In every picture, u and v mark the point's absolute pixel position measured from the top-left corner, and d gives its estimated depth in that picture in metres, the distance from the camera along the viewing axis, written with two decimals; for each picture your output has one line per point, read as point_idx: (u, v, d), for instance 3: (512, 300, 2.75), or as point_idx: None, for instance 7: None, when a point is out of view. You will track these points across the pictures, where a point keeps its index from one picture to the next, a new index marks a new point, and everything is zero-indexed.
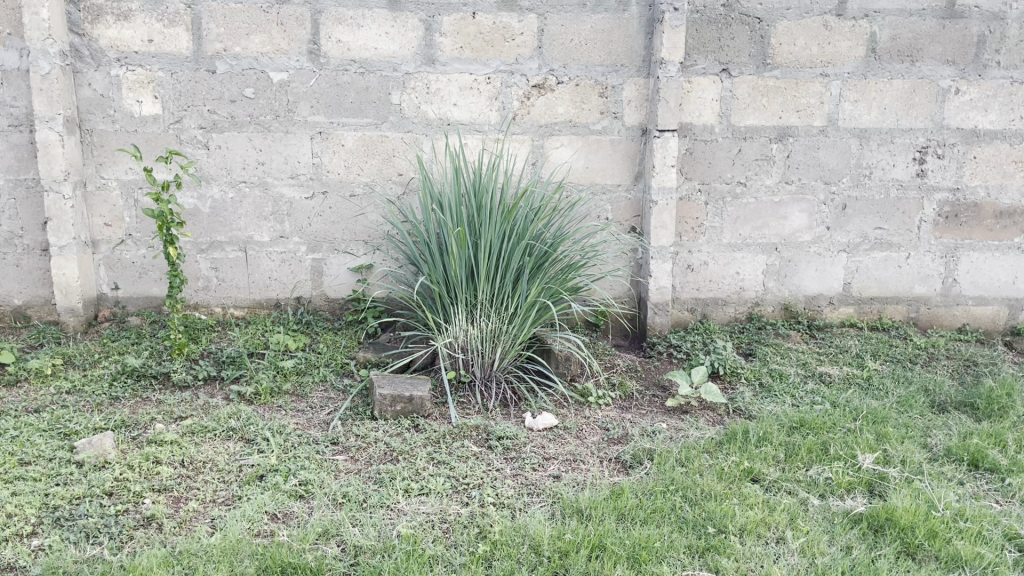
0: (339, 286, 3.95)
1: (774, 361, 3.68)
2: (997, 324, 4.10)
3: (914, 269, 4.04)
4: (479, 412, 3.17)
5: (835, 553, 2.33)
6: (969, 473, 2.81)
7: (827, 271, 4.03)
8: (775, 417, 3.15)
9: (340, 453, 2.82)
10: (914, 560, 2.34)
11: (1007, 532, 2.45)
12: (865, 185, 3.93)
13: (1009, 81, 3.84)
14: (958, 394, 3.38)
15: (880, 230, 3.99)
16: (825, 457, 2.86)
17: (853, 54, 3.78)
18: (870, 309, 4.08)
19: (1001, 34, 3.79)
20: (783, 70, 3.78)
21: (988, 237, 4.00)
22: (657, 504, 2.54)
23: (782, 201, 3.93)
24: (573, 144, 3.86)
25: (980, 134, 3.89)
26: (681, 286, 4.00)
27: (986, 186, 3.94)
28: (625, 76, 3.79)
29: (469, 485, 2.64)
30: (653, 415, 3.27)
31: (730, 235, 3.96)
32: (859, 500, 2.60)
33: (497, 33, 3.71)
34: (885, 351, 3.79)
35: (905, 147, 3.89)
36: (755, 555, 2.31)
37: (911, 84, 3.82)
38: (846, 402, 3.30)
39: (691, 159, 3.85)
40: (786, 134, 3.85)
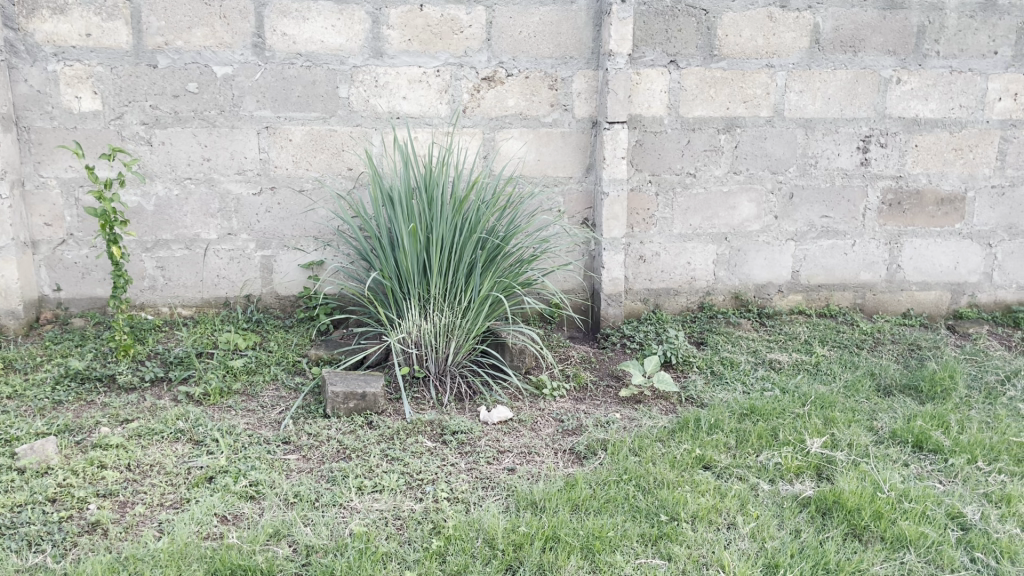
0: (289, 284, 3.90)
1: (725, 349, 3.72)
2: (939, 308, 4.21)
3: (860, 256, 4.12)
4: (434, 408, 3.16)
5: (785, 536, 2.38)
6: (913, 454, 2.88)
7: (775, 259, 4.09)
8: (726, 404, 3.19)
9: (292, 452, 2.79)
10: (861, 541, 2.40)
11: (949, 512, 2.52)
12: (811, 174, 3.99)
13: (948, 70, 3.92)
14: (902, 378, 3.46)
15: (827, 218, 4.06)
16: (774, 442, 2.91)
17: (797, 44, 3.83)
18: (818, 296, 4.16)
19: (940, 25, 3.87)
20: (729, 61, 3.82)
21: (930, 224, 4.09)
22: (611, 494, 2.56)
23: (731, 191, 3.98)
24: (524, 137, 3.86)
25: (921, 123, 3.97)
26: (634, 277, 4.03)
27: (928, 174, 4.03)
28: (574, 68, 3.79)
29: (423, 480, 2.63)
30: (607, 405, 3.29)
31: (681, 225, 4.00)
32: (808, 484, 2.65)
33: (445, 25, 3.68)
34: (833, 337, 3.86)
35: (849, 136, 3.96)
36: (707, 541, 2.34)
37: (853, 74, 3.88)
38: (795, 388, 3.35)
39: (641, 151, 3.88)
40: (733, 125, 3.90)
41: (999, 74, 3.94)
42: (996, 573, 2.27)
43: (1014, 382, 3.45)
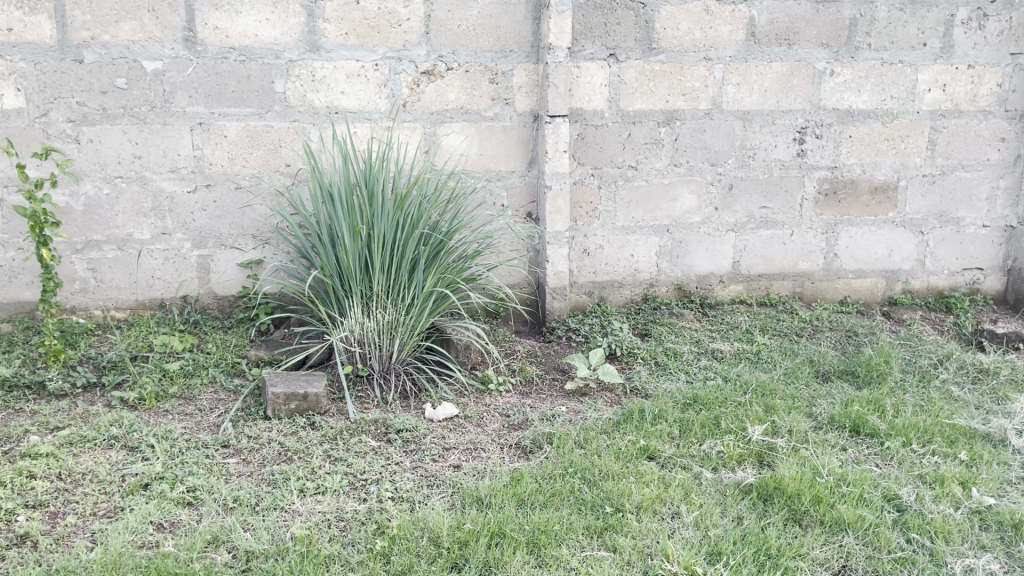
0: (228, 284, 3.82)
1: (669, 340, 3.76)
2: (875, 295, 4.31)
3: (798, 245, 4.19)
4: (378, 406, 3.12)
5: (727, 524, 2.41)
6: (851, 438, 2.95)
7: (716, 250, 4.14)
8: (669, 395, 3.23)
9: (231, 456, 2.72)
10: (801, 525, 2.44)
11: (886, 494, 2.58)
12: (749, 166, 4.05)
13: (879, 62, 4.00)
14: (840, 364, 3.54)
15: (765, 209, 4.12)
16: (717, 431, 2.94)
17: (733, 37, 3.88)
18: (758, 286, 4.22)
19: (870, 17, 3.95)
20: (668, 54, 3.84)
21: (865, 213, 4.19)
22: (557, 488, 2.56)
23: (672, 183, 4.01)
24: (466, 131, 3.83)
25: (854, 114, 4.05)
26: (578, 270, 4.03)
27: (862, 164, 4.12)
28: (514, 61, 3.78)
29: (367, 481, 2.59)
30: (553, 399, 3.29)
31: (624, 218, 4.02)
32: (749, 471, 2.68)
33: (383, 19, 3.63)
34: (773, 325, 3.93)
35: (785, 128, 4.03)
36: (651, 531, 2.36)
37: (789, 67, 3.95)
38: (736, 377, 3.40)
39: (583, 144, 3.88)
40: (673, 118, 3.93)
41: (928, 65, 4.03)
42: (931, 552, 2.34)
43: (946, 366, 3.55)
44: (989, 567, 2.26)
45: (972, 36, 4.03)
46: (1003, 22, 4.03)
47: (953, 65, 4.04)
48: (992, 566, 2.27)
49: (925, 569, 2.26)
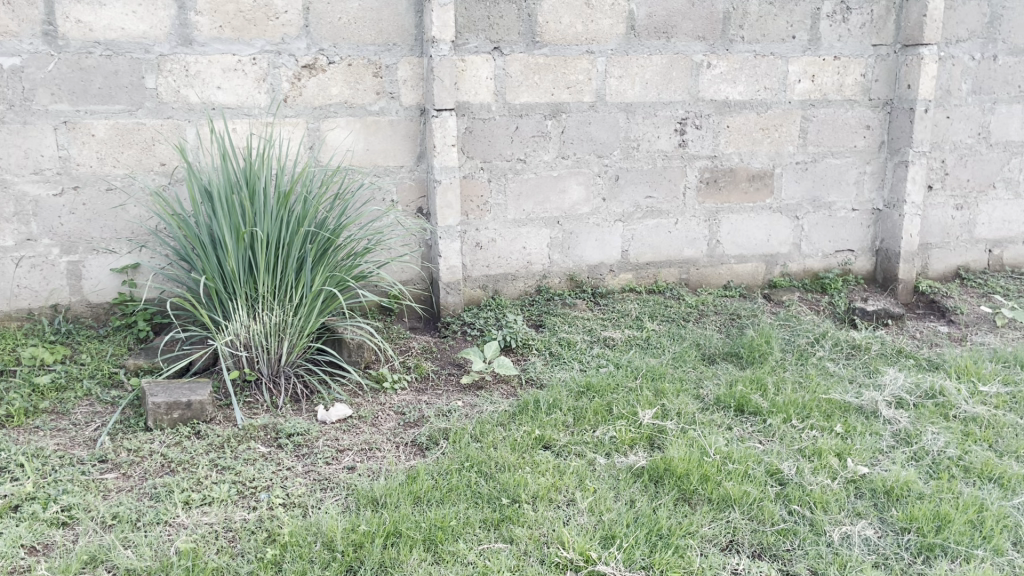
0: (102, 290, 3.62)
1: (562, 330, 3.80)
2: (756, 279, 4.49)
3: (682, 233, 4.32)
4: (268, 411, 3.03)
5: (620, 507, 2.46)
6: (736, 418, 3.06)
7: (606, 240, 4.22)
8: (563, 384, 3.27)
9: (110, 471, 2.59)
10: (690, 504, 2.53)
11: (769, 469, 2.69)
12: (633, 157, 4.14)
13: (752, 54, 4.16)
14: (724, 346, 3.67)
15: (651, 198, 4.23)
16: (610, 417, 3.00)
17: (614, 31, 3.95)
18: (646, 274, 4.33)
19: (743, 11, 4.09)
20: (551, 47, 3.88)
21: (744, 200, 4.35)
22: (453, 483, 2.55)
23: (560, 175, 4.06)
24: (351, 126, 3.76)
25: (731, 105, 4.20)
26: (471, 264, 4.03)
27: (740, 153, 4.27)
28: (398, 55, 3.74)
29: (257, 488, 2.52)
30: (449, 394, 3.27)
31: (515, 210, 4.04)
32: (641, 455, 2.75)
33: (259, 12, 3.52)
34: (662, 311, 4.04)
35: (667, 120, 4.13)
36: (547, 520, 2.38)
37: (668, 59, 4.05)
38: (628, 363, 3.48)
39: (471, 138, 3.87)
40: (559, 110, 3.97)
41: (797, 57, 4.21)
42: (811, 522, 2.45)
43: (822, 344, 3.74)
44: (864, 533, 2.39)
45: (837, 29, 4.23)
46: (865, 15, 4.24)
47: (821, 56, 4.24)
48: (866, 532, 2.40)
49: (806, 539, 2.38)
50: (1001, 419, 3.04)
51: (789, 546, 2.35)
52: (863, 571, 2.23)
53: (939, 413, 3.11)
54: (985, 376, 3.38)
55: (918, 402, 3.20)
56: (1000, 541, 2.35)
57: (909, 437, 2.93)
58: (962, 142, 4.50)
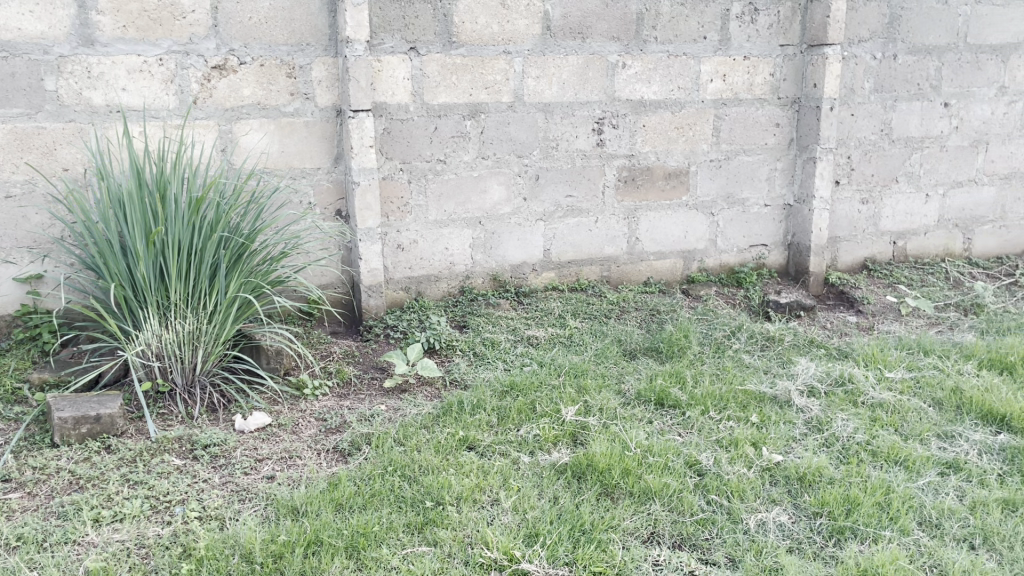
0: (3, 301, 3.45)
1: (486, 330, 3.80)
2: (674, 274, 4.58)
3: (603, 231, 4.38)
4: (183, 422, 2.95)
5: (544, 505, 2.48)
6: (656, 411, 3.12)
7: (528, 240, 4.24)
8: (487, 384, 3.27)
9: (13, 491, 2.48)
10: (612, 498, 2.56)
11: (688, 460, 2.75)
12: (553, 157, 4.17)
13: (665, 54, 4.23)
14: (644, 341, 3.75)
15: (570, 197, 4.27)
16: (533, 415, 3.02)
17: (530, 31, 3.97)
18: (568, 272, 4.37)
19: (655, 12, 4.16)
20: (468, 48, 3.88)
21: (661, 198, 4.43)
22: (376, 488, 2.52)
23: (481, 176, 4.06)
24: (264, 128, 3.68)
25: (646, 105, 4.27)
26: (393, 266, 3.99)
27: (656, 151, 4.35)
28: (312, 55, 3.67)
29: (171, 502, 2.44)
30: (371, 398, 3.24)
31: (436, 212, 4.02)
32: (564, 452, 2.78)
33: (165, 11, 3.41)
34: (584, 308, 4.08)
35: (584, 119, 4.18)
36: (471, 521, 2.38)
37: (583, 59, 4.09)
38: (551, 361, 3.51)
39: (390, 138, 3.84)
40: (477, 111, 3.97)
41: (709, 57, 4.31)
42: (728, 511, 2.52)
43: (738, 336, 3.84)
44: (779, 520, 2.47)
45: (746, 30, 4.34)
46: (772, 16, 4.36)
47: (731, 56, 4.35)
48: (781, 518, 2.47)
49: (724, 527, 2.44)
50: (905, 403, 3.17)
51: (707, 535, 2.41)
52: (778, 556, 2.30)
53: (848, 400, 3.23)
54: (891, 364, 3.52)
55: (829, 390, 3.31)
56: (906, 521, 2.45)
57: (821, 424, 3.03)
58: (867, 139, 4.68)
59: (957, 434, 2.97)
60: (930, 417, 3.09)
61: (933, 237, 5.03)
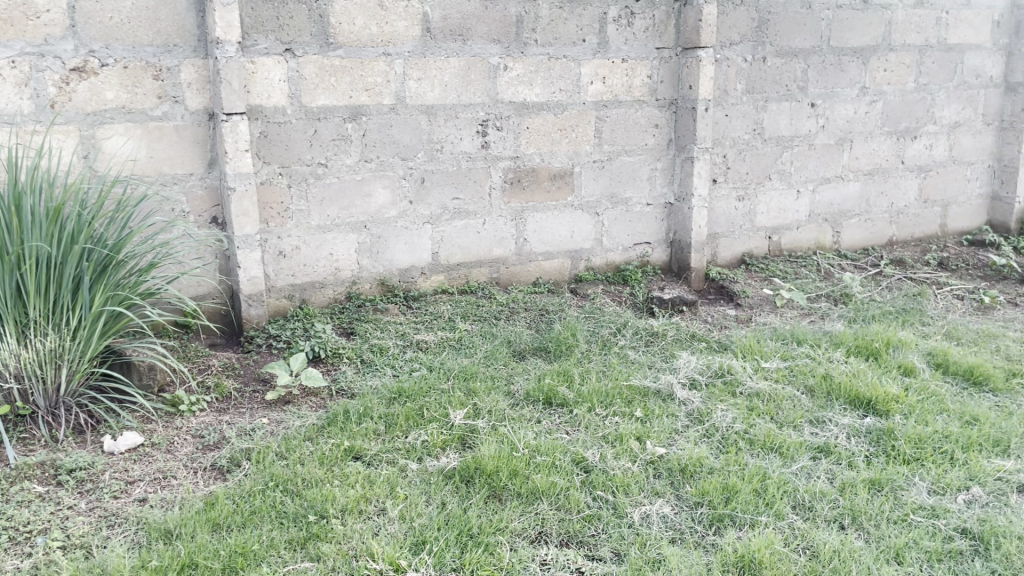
0: None
1: (374, 336, 3.73)
2: (563, 274, 4.63)
3: (491, 233, 4.38)
4: (46, 447, 2.77)
5: (431, 511, 2.45)
6: (544, 411, 3.15)
7: (415, 243, 4.20)
8: (374, 391, 3.21)
9: None
10: (500, 501, 2.56)
11: (574, 458, 2.78)
12: (438, 159, 4.14)
13: (546, 57, 4.27)
14: (533, 341, 3.77)
15: (457, 200, 4.25)
16: (422, 421, 2.99)
17: (410, 33, 3.93)
18: (458, 275, 4.35)
19: (534, 15, 4.20)
20: (346, 49, 3.81)
21: (547, 199, 4.47)
22: (256, 506, 2.43)
23: (364, 179, 3.99)
24: (130, 133, 3.51)
25: (529, 106, 4.30)
26: (275, 274, 3.88)
27: (540, 153, 4.39)
28: (180, 56, 3.52)
29: (32, 533, 2.29)
30: (252, 411, 3.13)
31: (318, 217, 3.93)
32: (452, 457, 2.76)
33: (16, 10, 3.20)
34: (474, 311, 4.07)
35: (468, 121, 4.17)
36: (356, 532, 2.33)
37: (465, 62, 4.08)
38: (440, 365, 3.49)
39: (266, 142, 3.73)
40: (358, 113, 3.90)
41: (588, 60, 4.38)
42: (613, 506, 2.56)
43: (623, 333, 3.92)
44: (662, 512, 2.53)
45: (623, 33, 4.43)
46: (648, 20, 4.48)
47: (610, 58, 4.44)
48: (664, 510, 2.53)
49: (609, 522, 2.47)
50: (780, 392, 3.30)
51: (594, 531, 2.44)
52: (661, 548, 2.35)
53: (727, 391, 3.34)
54: (767, 354, 3.67)
55: (709, 381, 3.42)
56: (781, 506, 2.55)
57: (702, 416, 3.12)
58: (740, 138, 4.86)
59: (828, 419, 3.12)
60: (802, 404, 3.23)
61: (805, 232, 5.27)
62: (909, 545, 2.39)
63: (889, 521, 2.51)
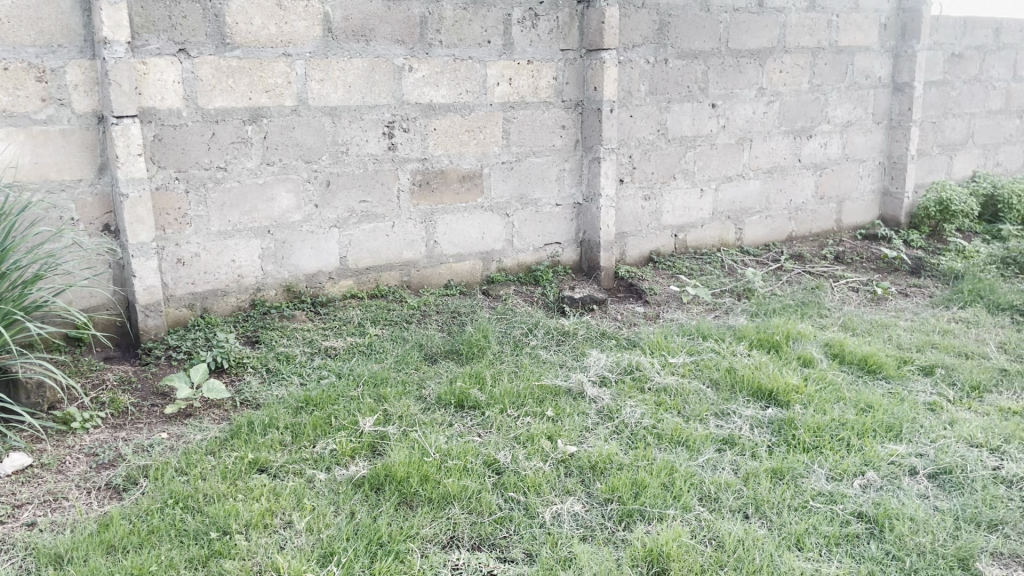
0: None
1: (280, 344, 3.64)
2: (474, 276, 4.61)
3: (400, 236, 4.33)
4: None
5: (340, 521, 2.40)
6: (456, 414, 3.13)
7: (321, 248, 4.12)
8: (280, 401, 3.13)
9: None
10: (411, 507, 2.53)
11: (486, 460, 2.78)
12: (343, 161, 4.07)
13: (451, 58, 4.26)
14: (445, 344, 3.75)
15: (364, 203, 4.18)
16: (330, 429, 2.93)
17: (310, 33, 3.85)
18: (367, 279, 4.28)
19: (438, 15, 4.17)
20: (244, 49, 3.70)
21: (456, 201, 4.45)
22: (153, 525, 2.33)
23: (266, 183, 3.89)
24: (12, 138, 3.32)
25: (436, 108, 4.27)
26: (174, 282, 3.74)
27: (448, 154, 4.37)
28: (65, 57, 3.35)
29: None
30: (151, 427, 3.00)
31: (219, 222, 3.81)
32: (362, 464, 2.71)
33: None
34: (385, 315, 4.02)
35: (374, 123, 4.11)
36: (261, 547, 2.26)
37: (368, 63, 4.03)
38: (350, 371, 3.43)
39: (161, 146, 3.60)
40: (258, 115, 3.80)
41: (494, 61, 4.38)
42: (525, 507, 2.56)
43: (534, 333, 3.93)
44: (573, 510, 2.54)
45: (528, 34, 4.46)
46: (552, 22, 4.51)
47: (515, 60, 4.45)
48: (575, 508, 2.55)
49: (520, 523, 2.48)
50: (687, 386, 3.38)
51: (505, 532, 2.44)
52: (572, 546, 2.36)
53: (636, 387, 3.39)
54: (674, 349, 3.75)
55: (619, 378, 3.47)
56: (687, 499, 2.60)
57: (611, 412, 3.16)
58: (645, 138, 4.96)
59: (732, 411, 3.20)
60: (708, 397, 3.31)
61: (710, 229, 5.41)
62: (808, 531, 2.47)
63: (790, 508, 2.59)
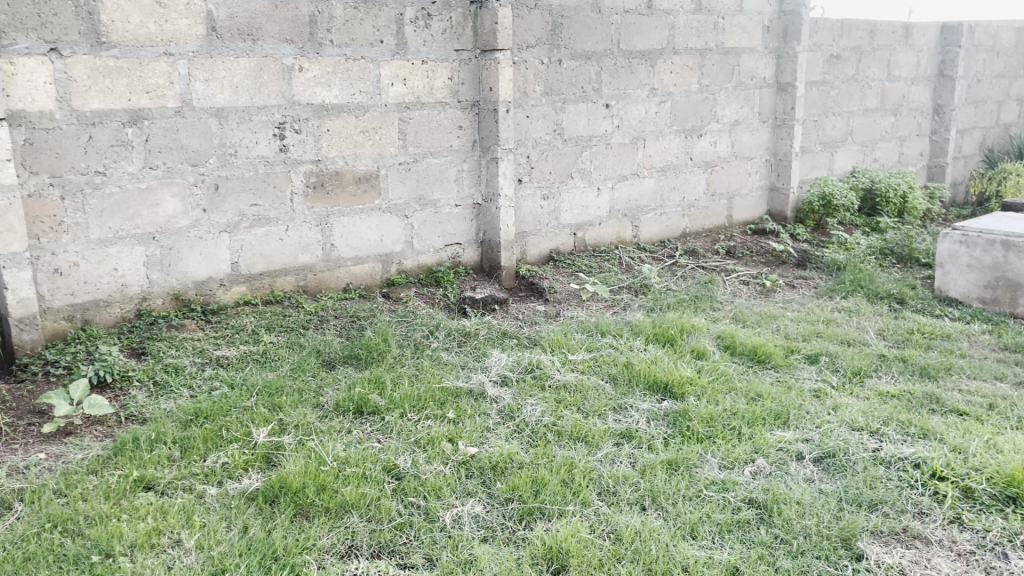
0: None
1: (168, 355, 3.50)
2: (374, 279, 4.55)
3: (295, 240, 4.23)
4: None
5: (232, 537, 2.32)
6: (355, 420, 3.08)
7: (211, 253, 3.98)
8: (168, 414, 3.01)
9: None
10: (308, 518, 2.47)
11: (385, 465, 2.74)
12: (232, 164, 3.95)
13: (343, 58, 4.19)
14: (343, 349, 3.69)
15: (256, 206, 4.07)
16: (222, 442, 2.83)
17: (193, 32, 3.72)
18: (261, 284, 4.17)
19: (328, 15, 4.10)
20: (121, 49, 3.54)
21: (353, 203, 4.38)
22: (29, 551, 2.21)
23: (149, 188, 3.73)
24: None
25: (328, 108, 4.19)
26: (51, 293, 3.55)
27: (343, 156, 4.29)
28: None
29: None
30: (27, 447, 2.84)
31: (99, 229, 3.64)
32: (255, 477, 2.63)
33: None
34: (280, 321, 3.92)
35: (263, 124, 4.00)
36: (147, 568, 2.17)
37: (256, 63, 3.92)
38: (243, 381, 3.33)
39: (33, 150, 3.42)
40: (139, 117, 3.64)
41: (387, 61, 4.33)
42: (425, 511, 2.54)
43: (435, 335, 3.91)
44: (474, 511, 2.54)
45: (421, 34, 4.43)
46: (445, 22, 4.50)
47: (409, 60, 4.41)
48: (476, 510, 2.55)
49: (420, 528, 2.45)
50: (586, 382, 3.43)
51: (405, 538, 2.41)
52: (472, 548, 2.36)
53: (536, 385, 3.42)
54: (573, 346, 3.79)
55: (520, 377, 3.49)
56: (586, 494, 2.63)
57: (512, 412, 3.17)
58: (541, 138, 5.00)
59: (629, 406, 3.26)
60: (606, 392, 3.37)
61: (607, 227, 5.51)
62: (702, 520, 2.54)
63: (685, 498, 2.66)
